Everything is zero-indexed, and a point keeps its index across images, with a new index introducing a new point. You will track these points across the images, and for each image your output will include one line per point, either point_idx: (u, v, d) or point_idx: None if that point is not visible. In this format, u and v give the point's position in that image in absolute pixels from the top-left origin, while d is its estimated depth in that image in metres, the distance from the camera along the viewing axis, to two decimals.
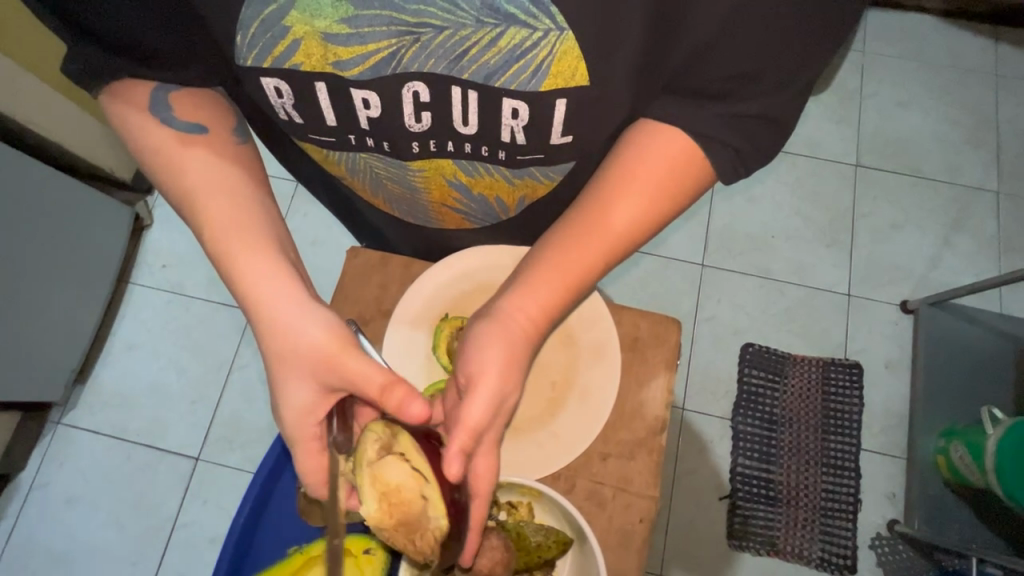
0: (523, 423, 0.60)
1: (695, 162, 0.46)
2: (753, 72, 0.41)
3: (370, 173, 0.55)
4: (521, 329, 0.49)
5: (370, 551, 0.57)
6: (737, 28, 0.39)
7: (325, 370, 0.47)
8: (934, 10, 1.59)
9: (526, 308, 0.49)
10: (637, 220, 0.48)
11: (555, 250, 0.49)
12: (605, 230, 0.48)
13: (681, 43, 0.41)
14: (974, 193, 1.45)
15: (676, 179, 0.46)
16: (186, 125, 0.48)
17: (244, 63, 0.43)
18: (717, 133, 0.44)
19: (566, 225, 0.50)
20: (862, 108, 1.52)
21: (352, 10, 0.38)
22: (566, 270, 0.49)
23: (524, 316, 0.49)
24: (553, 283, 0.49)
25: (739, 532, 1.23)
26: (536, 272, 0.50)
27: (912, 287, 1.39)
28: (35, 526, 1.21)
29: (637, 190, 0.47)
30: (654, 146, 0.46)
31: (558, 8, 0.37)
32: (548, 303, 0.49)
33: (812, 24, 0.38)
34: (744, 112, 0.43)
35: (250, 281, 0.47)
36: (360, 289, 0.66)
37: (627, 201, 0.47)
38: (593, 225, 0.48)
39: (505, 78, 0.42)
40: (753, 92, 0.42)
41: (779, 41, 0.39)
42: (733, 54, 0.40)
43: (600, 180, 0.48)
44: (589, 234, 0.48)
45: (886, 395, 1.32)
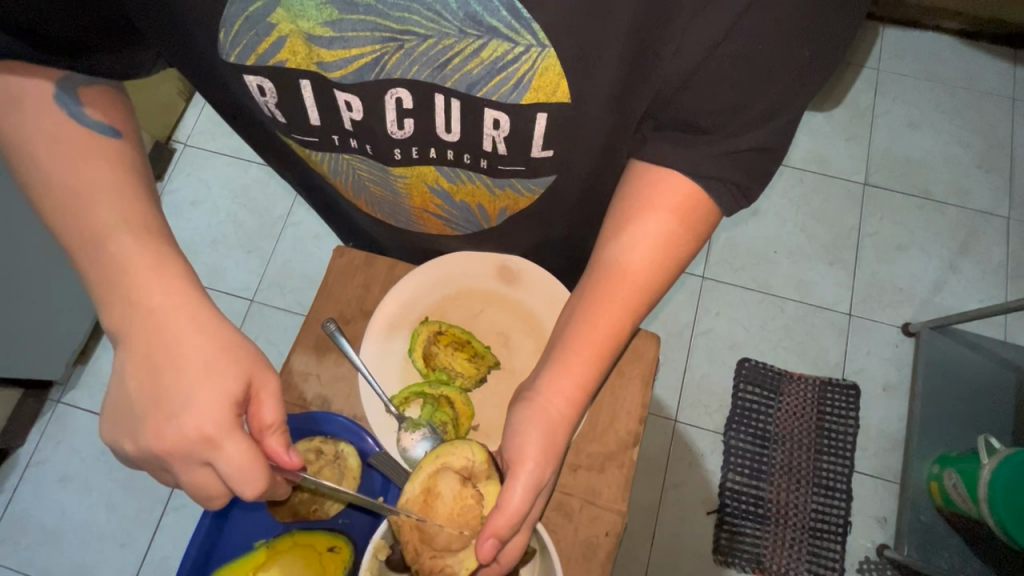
0: (492, 429, 0.62)
1: (703, 208, 0.46)
2: (734, 105, 0.40)
3: (353, 174, 0.56)
4: (557, 409, 0.47)
5: (333, 548, 0.59)
6: (716, 57, 0.39)
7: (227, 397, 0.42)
8: (952, 31, 1.56)
9: (561, 384, 0.47)
10: (657, 281, 0.47)
11: (583, 323, 0.48)
12: (635, 285, 0.47)
13: (658, 73, 0.41)
14: (982, 219, 1.43)
15: (684, 235, 0.46)
16: (95, 113, 0.46)
17: (229, 59, 0.44)
18: (699, 166, 0.43)
19: (588, 293, 0.48)
20: (873, 126, 1.50)
21: (336, 13, 0.38)
22: (597, 341, 0.47)
23: (557, 392, 0.47)
24: (583, 357, 0.47)
25: (724, 549, 1.22)
26: (563, 347, 0.48)
27: (914, 310, 1.37)
28: (31, 501, 1.24)
29: (654, 248, 0.47)
30: (662, 213, 0.46)
31: (541, 26, 0.38)
32: (580, 377, 0.47)
33: (791, 59, 0.38)
34: (739, 149, 0.42)
35: (156, 313, 0.44)
36: (342, 287, 0.68)
37: (648, 262, 0.47)
38: (618, 292, 0.47)
39: (487, 89, 0.43)
40: (736, 129, 0.41)
41: (758, 75, 0.39)
42: (710, 84, 0.40)
43: (621, 249, 0.47)
44: (614, 298, 0.47)
45: (881, 418, 1.30)
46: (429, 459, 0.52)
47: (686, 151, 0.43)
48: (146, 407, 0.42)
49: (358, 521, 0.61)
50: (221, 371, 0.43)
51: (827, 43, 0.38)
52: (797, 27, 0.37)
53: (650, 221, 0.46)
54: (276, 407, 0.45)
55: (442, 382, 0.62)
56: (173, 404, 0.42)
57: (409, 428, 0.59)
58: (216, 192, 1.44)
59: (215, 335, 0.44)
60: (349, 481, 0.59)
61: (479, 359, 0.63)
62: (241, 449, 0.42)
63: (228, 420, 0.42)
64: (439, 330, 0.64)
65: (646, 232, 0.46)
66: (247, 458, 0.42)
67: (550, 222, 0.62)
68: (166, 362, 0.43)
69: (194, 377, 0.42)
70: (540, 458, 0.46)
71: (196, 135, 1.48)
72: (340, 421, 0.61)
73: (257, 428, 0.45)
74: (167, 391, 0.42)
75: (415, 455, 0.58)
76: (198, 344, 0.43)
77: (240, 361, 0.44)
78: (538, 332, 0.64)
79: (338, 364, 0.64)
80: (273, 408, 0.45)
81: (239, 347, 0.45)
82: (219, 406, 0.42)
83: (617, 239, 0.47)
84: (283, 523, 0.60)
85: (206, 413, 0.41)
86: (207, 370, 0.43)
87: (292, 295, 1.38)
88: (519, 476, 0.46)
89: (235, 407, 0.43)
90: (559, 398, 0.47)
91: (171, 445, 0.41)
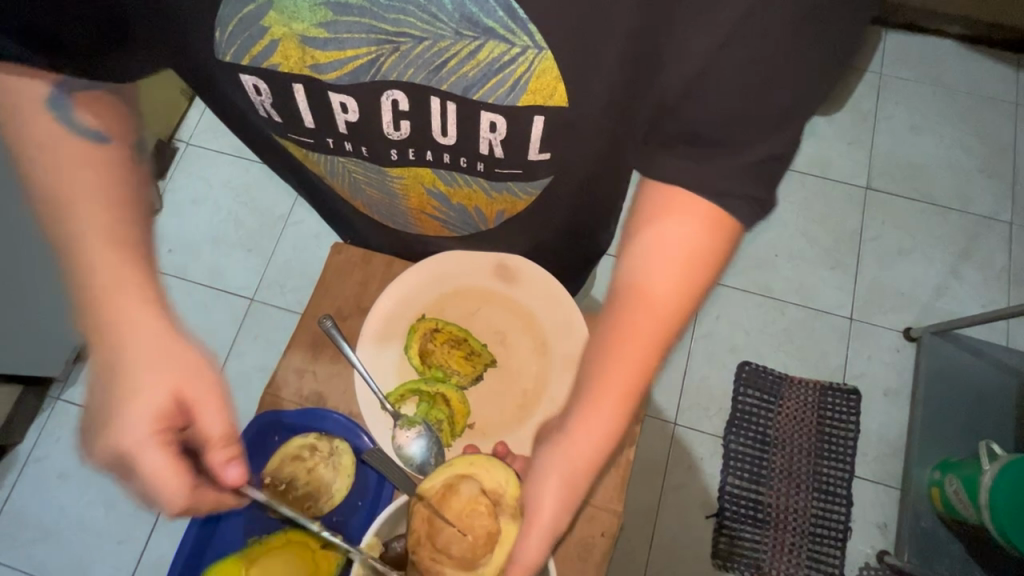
0: (488, 429, 0.62)
1: (729, 229, 0.43)
2: (752, 116, 0.38)
3: (350, 176, 0.56)
4: (584, 457, 0.45)
5: (326, 546, 0.58)
6: (732, 63, 0.37)
7: (142, 408, 0.42)
8: (955, 36, 1.56)
9: (587, 426, 0.44)
10: (684, 294, 0.44)
11: (611, 354, 0.45)
12: (661, 302, 0.44)
13: (665, 76, 0.40)
14: (984, 224, 1.42)
15: (712, 253, 0.43)
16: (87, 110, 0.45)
17: (222, 58, 0.44)
18: (721, 188, 0.40)
19: (618, 315, 0.45)
20: (875, 130, 1.50)
21: (331, 16, 0.38)
22: (624, 378, 0.44)
23: (585, 431, 0.45)
24: (612, 399, 0.44)
25: (724, 553, 1.22)
26: (595, 382, 0.45)
27: (915, 315, 1.37)
28: (28, 498, 1.24)
29: (682, 261, 0.44)
30: (685, 218, 0.43)
31: (536, 28, 0.38)
32: (610, 418, 0.44)
33: (802, 60, 0.36)
34: (757, 166, 0.40)
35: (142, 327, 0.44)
36: (339, 286, 0.67)
37: (674, 282, 0.44)
38: (647, 306, 0.44)
39: (483, 91, 0.43)
40: (746, 140, 0.39)
41: (776, 86, 0.37)
42: (724, 93, 0.38)
43: (643, 256, 0.45)
44: (642, 326, 0.44)
45: (882, 423, 1.30)
46: (462, 464, 0.53)
47: (700, 162, 0.40)
48: (92, 424, 0.44)
49: (354, 518, 0.61)
50: (150, 385, 0.43)
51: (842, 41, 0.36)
52: (806, 28, 0.35)
53: (674, 225, 0.43)
54: (218, 420, 0.44)
55: (438, 380, 0.62)
56: (104, 419, 0.43)
57: (405, 425, 0.59)
58: (217, 191, 1.45)
59: (151, 354, 0.44)
60: (344, 477, 0.60)
61: (474, 358, 0.63)
62: (165, 462, 0.42)
63: (154, 433, 0.42)
64: (436, 328, 0.64)
65: (672, 245, 0.43)
66: (171, 469, 0.42)
67: (548, 221, 0.62)
68: (114, 374, 0.44)
69: (123, 392, 0.43)
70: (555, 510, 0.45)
71: (199, 134, 1.48)
72: (336, 418, 0.61)
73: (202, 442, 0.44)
74: (105, 405, 0.43)
75: (410, 451, 0.59)
76: (139, 356, 0.44)
77: (174, 372, 0.44)
78: (535, 332, 0.64)
79: (334, 361, 0.64)
80: (216, 420, 0.44)
81: (182, 356, 0.45)
82: (145, 420, 0.42)
83: (641, 248, 0.45)
84: (279, 520, 0.60)
85: (126, 428, 0.42)
86: (131, 383, 0.43)
87: (292, 294, 1.38)
88: (536, 527, 0.46)
89: (159, 422, 0.43)
90: (589, 442, 0.45)
91: (104, 459, 0.43)
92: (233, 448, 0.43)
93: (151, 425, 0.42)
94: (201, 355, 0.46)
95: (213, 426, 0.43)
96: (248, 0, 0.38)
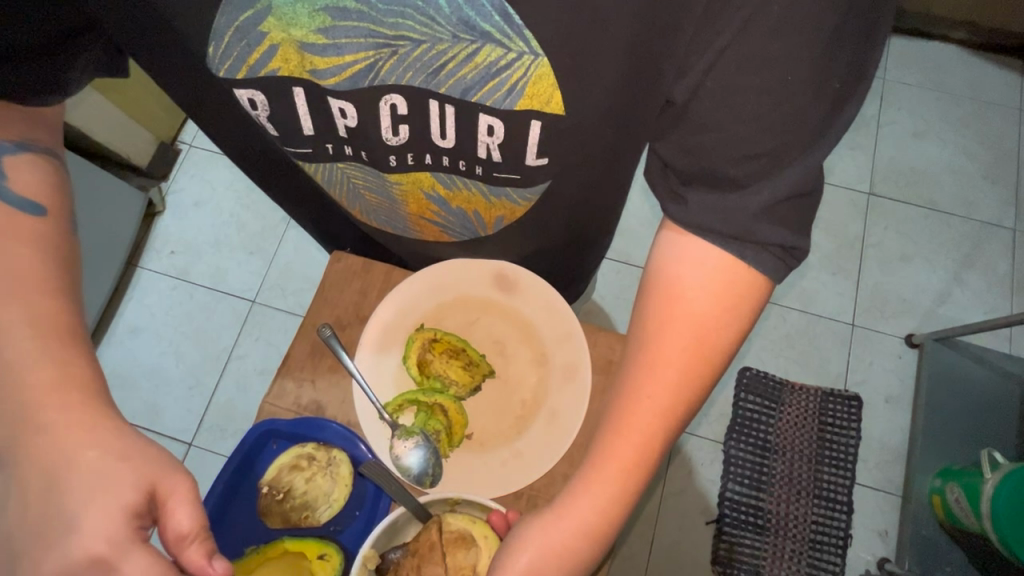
0: (486, 439, 0.62)
1: (754, 280, 0.41)
2: (765, 151, 0.36)
3: (348, 183, 0.56)
4: (590, 527, 0.43)
5: (323, 556, 0.58)
6: (739, 93, 0.36)
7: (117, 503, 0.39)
8: (959, 41, 1.56)
9: (605, 471, 0.43)
10: (711, 337, 0.42)
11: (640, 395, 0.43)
12: (682, 348, 0.42)
13: (670, 93, 0.41)
14: (987, 230, 1.41)
15: (753, 286, 0.41)
16: None
17: (219, 73, 0.45)
18: (708, 221, 0.40)
19: (632, 369, 0.44)
20: (878, 135, 1.49)
21: (329, 20, 0.38)
22: (637, 438, 0.43)
23: (608, 477, 0.43)
24: (635, 438, 0.43)
25: (724, 560, 1.21)
26: (624, 423, 0.43)
27: (917, 321, 1.36)
28: None
29: (707, 304, 0.42)
30: (708, 261, 0.41)
31: (533, 34, 0.38)
32: (633, 459, 0.43)
33: (807, 82, 0.34)
34: (778, 203, 0.38)
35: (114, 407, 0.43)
36: (338, 293, 0.67)
37: (711, 315, 0.42)
38: (670, 354, 0.43)
39: (481, 94, 0.43)
40: (752, 172, 0.37)
41: (788, 117, 0.35)
42: (729, 124, 0.37)
43: (676, 281, 0.43)
44: (673, 365, 0.43)
45: (883, 430, 1.29)
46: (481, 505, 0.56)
47: (707, 195, 0.39)
48: (29, 543, 0.39)
49: (351, 528, 0.61)
50: (118, 477, 0.40)
51: (850, 56, 0.34)
52: (807, 48, 0.33)
53: (698, 266, 0.42)
54: (193, 513, 0.40)
55: (436, 391, 0.62)
56: (62, 524, 0.39)
57: (402, 435, 0.60)
58: (219, 193, 1.45)
59: (122, 447, 0.41)
60: (342, 486, 0.60)
61: (473, 367, 0.63)
62: (144, 564, 0.38)
63: (120, 536, 0.38)
64: (434, 338, 0.64)
65: (706, 273, 0.41)
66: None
67: (547, 228, 0.62)
68: (56, 486, 0.40)
69: (90, 491, 0.39)
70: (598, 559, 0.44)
71: (201, 136, 1.48)
72: (333, 427, 0.61)
73: (172, 540, 0.40)
74: (51, 516, 0.39)
75: (409, 466, 0.59)
76: (95, 456, 0.41)
77: (129, 468, 0.41)
78: (534, 341, 0.64)
79: (332, 368, 0.64)
80: (188, 513, 0.40)
81: (140, 452, 0.42)
82: (112, 519, 0.39)
83: (676, 274, 0.43)
84: (276, 530, 0.60)
85: (96, 527, 0.38)
86: (101, 474, 0.40)
87: (293, 296, 1.38)
88: None
89: (131, 519, 0.39)
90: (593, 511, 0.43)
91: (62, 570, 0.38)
92: (209, 544, 0.40)
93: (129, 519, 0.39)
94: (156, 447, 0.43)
95: (186, 520, 0.40)
96: (246, 7, 0.38)
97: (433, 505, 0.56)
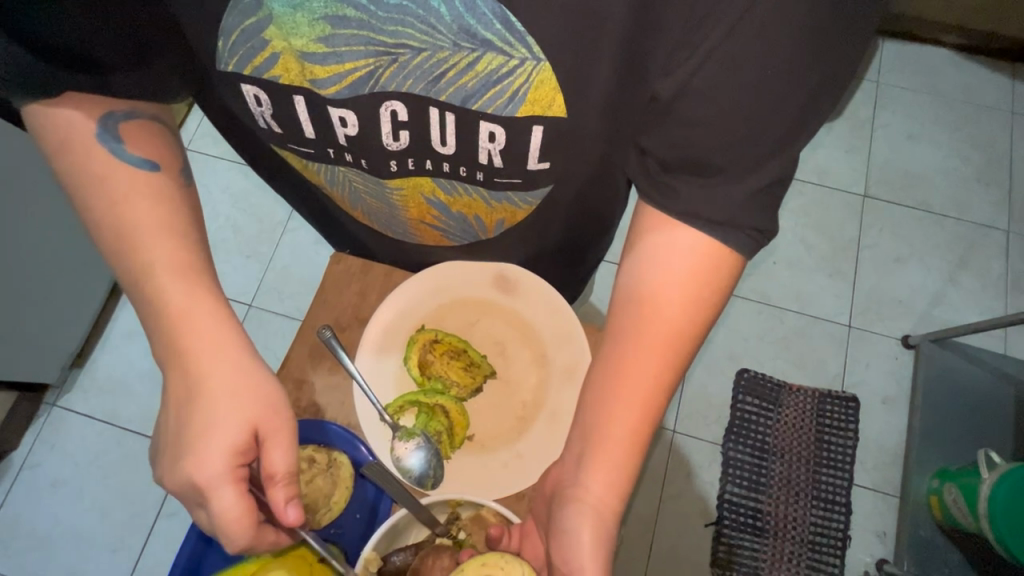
0: (487, 441, 0.61)
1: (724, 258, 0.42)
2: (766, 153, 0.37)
3: (349, 184, 0.56)
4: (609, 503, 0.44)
5: (325, 559, 0.58)
6: (742, 99, 0.36)
7: (221, 435, 0.43)
8: (951, 45, 1.57)
9: (607, 444, 0.43)
10: (687, 307, 0.43)
11: (625, 364, 0.44)
12: (651, 323, 0.43)
13: (655, 89, 0.39)
14: (981, 232, 1.43)
15: (721, 264, 0.42)
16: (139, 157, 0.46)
17: (227, 68, 0.44)
18: (696, 209, 0.40)
19: (618, 340, 0.45)
20: (872, 138, 1.50)
21: (329, 30, 0.38)
22: (633, 409, 0.43)
23: (601, 452, 0.44)
24: (627, 411, 0.43)
25: (723, 562, 1.21)
26: (607, 393, 0.44)
27: (913, 322, 1.37)
28: (23, 505, 1.21)
29: (680, 278, 0.43)
30: (683, 238, 0.42)
31: (535, 39, 0.38)
32: (626, 435, 0.43)
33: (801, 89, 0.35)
34: None
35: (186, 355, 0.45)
36: (338, 295, 0.67)
37: (681, 291, 0.43)
38: (648, 325, 0.43)
39: (482, 102, 0.43)
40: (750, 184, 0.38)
41: None
42: (721, 119, 0.36)
43: (650, 267, 0.44)
44: (651, 339, 0.43)
45: (880, 430, 1.30)
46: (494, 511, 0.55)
47: (712, 204, 0.40)
48: (172, 444, 0.44)
49: (351, 531, 0.60)
50: (230, 412, 0.43)
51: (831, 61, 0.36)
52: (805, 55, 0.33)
53: (674, 247, 0.42)
54: (283, 456, 0.44)
55: (438, 391, 0.62)
56: (193, 441, 0.43)
57: (403, 437, 0.59)
58: (216, 196, 1.44)
59: (234, 381, 0.44)
60: (343, 489, 0.60)
61: (475, 369, 0.63)
62: (237, 498, 0.42)
63: (231, 464, 0.42)
64: (435, 339, 0.64)
65: (680, 251, 0.42)
66: (242, 508, 0.42)
67: (547, 231, 0.62)
68: (194, 403, 0.44)
69: (210, 418, 0.43)
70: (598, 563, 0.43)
71: (198, 140, 1.48)
72: (334, 429, 0.61)
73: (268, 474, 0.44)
74: (182, 434, 0.43)
75: (410, 466, 0.59)
76: (217, 384, 0.44)
77: (251, 405, 0.44)
78: (535, 343, 0.64)
79: (332, 372, 0.63)
80: (281, 457, 0.44)
81: (253, 388, 0.45)
82: (223, 450, 0.42)
83: (653, 257, 0.43)
84: None
85: (207, 459, 0.42)
86: (216, 398, 0.44)
87: (289, 299, 1.38)
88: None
89: (235, 456, 0.43)
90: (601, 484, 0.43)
91: (181, 485, 0.43)
92: (293, 489, 0.44)
93: (237, 447, 0.43)
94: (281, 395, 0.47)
95: (279, 460, 0.44)
96: (249, 15, 0.39)
97: (435, 507, 0.55)
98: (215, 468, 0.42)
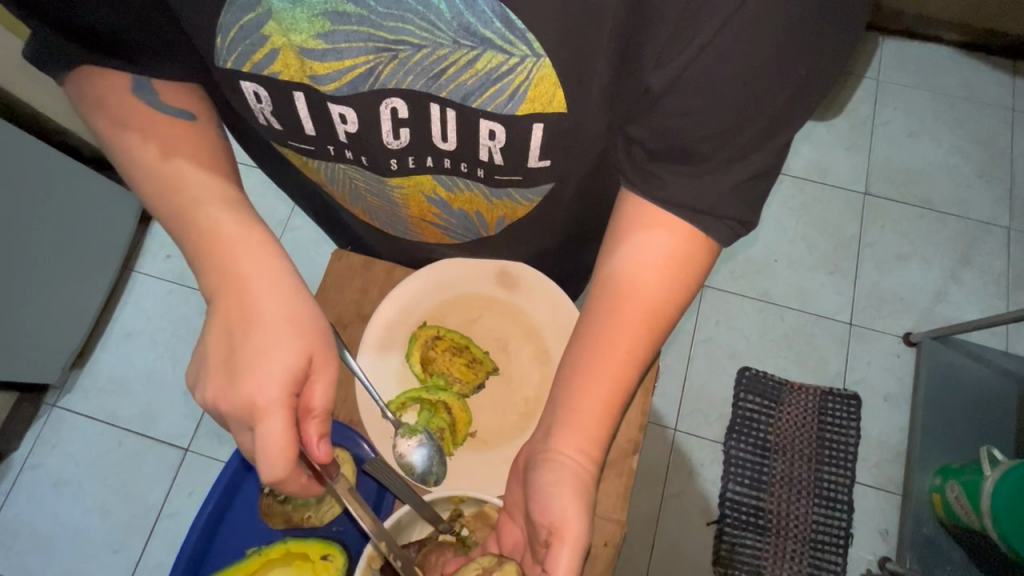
0: (490, 437, 0.61)
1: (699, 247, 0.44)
2: None
3: (349, 182, 0.56)
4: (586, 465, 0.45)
5: (326, 556, 0.58)
6: None
7: (276, 360, 0.45)
8: (951, 42, 1.57)
9: (586, 414, 0.44)
10: (669, 294, 0.44)
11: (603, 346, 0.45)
12: (628, 314, 0.44)
13: (648, 83, 0.39)
14: (982, 229, 1.42)
15: (696, 254, 0.44)
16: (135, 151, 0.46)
17: (224, 66, 0.43)
18: (686, 199, 0.41)
19: (595, 319, 0.46)
20: (873, 135, 1.50)
21: (329, 25, 0.38)
22: (609, 381, 0.44)
23: (577, 424, 0.45)
24: (601, 385, 0.44)
25: (724, 560, 1.21)
26: (581, 367, 0.45)
27: (915, 320, 1.37)
28: (24, 505, 1.21)
29: (659, 267, 0.44)
30: (662, 232, 0.43)
31: (535, 36, 0.38)
32: (598, 409, 0.44)
33: None
34: None
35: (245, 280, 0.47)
36: (339, 293, 0.67)
37: (658, 275, 0.44)
38: (630, 316, 0.44)
39: (482, 100, 0.43)
40: None
41: None
42: (712, 112, 0.37)
43: (631, 262, 0.44)
44: (631, 329, 0.44)
45: (882, 428, 1.29)
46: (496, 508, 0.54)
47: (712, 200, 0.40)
48: (223, 360, 0.47)
49: (353, 528, 0.60)
50: (284, 341, 0.46)
51: (827, 58, 0.36)
52: None
53: (653, 241, 0.43)
54: (325, 393, 0.47)
55: (439, 387, 0.62)
56: (247, 362, 0.45)
57: (406, 434, 0.59)
58: None
59: (288, 313, 0.47)
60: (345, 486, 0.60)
61: (477, 365, 0.63)
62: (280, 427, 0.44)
63: (284, 392, 0.44)
64: (437, 335, 0.64)
65: (663, 246, 0.43)
66: (283, 437, 0.43)
67: (549, 228, 0.62)
68: (249, 323, 0.46)
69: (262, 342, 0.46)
70: (582, 519, 0.43)
71: None
72: (336, 425, 0.61)
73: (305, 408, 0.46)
74: (234, 353, 0.46)
75: (413, 462, 0.59)
76: (270, 311, 0.47)
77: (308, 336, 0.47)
78: (536, 338, 0.64)
79: None
80: (322, 394, 0.46)
81: (306, 322, 0.48)
82: (278, 375, 0.45)
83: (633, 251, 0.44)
84: (277, 530, 0.60)
85: (263, 383, 0.44)
86: (267, 325, 0.46)
87: None
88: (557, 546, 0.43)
89: (291, 385, 0.45)
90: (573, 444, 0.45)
91: (230, 406, 0.45)
92: (326, 427, 0.46)
93: (288, 377, 0.45)
94: (329, 334, 0.50)
95: (321, 397, 0.46)
96: (248, 10, 0.38)
97: (437, 504, 0.55)
98: (271, 391, 0.44)
